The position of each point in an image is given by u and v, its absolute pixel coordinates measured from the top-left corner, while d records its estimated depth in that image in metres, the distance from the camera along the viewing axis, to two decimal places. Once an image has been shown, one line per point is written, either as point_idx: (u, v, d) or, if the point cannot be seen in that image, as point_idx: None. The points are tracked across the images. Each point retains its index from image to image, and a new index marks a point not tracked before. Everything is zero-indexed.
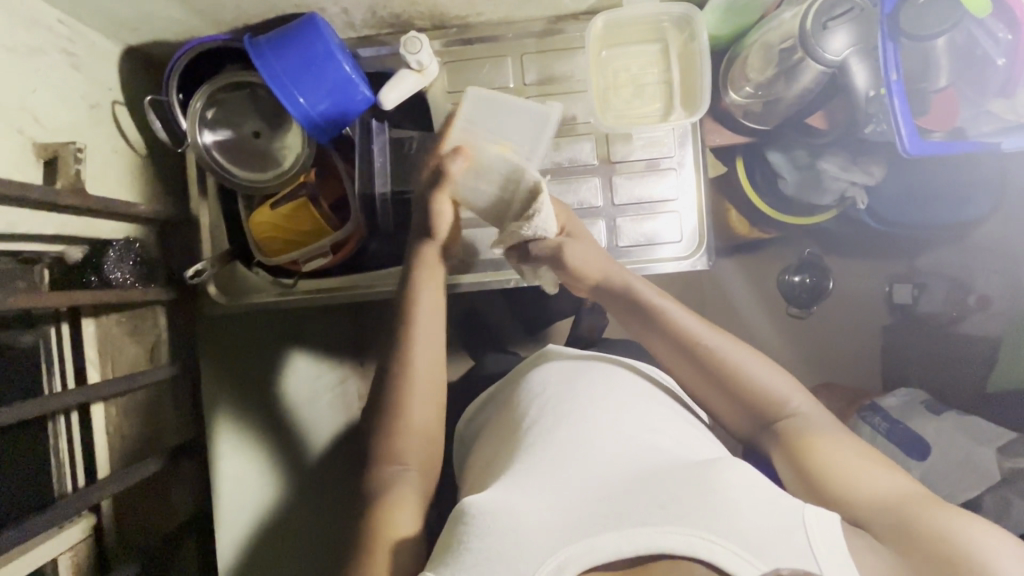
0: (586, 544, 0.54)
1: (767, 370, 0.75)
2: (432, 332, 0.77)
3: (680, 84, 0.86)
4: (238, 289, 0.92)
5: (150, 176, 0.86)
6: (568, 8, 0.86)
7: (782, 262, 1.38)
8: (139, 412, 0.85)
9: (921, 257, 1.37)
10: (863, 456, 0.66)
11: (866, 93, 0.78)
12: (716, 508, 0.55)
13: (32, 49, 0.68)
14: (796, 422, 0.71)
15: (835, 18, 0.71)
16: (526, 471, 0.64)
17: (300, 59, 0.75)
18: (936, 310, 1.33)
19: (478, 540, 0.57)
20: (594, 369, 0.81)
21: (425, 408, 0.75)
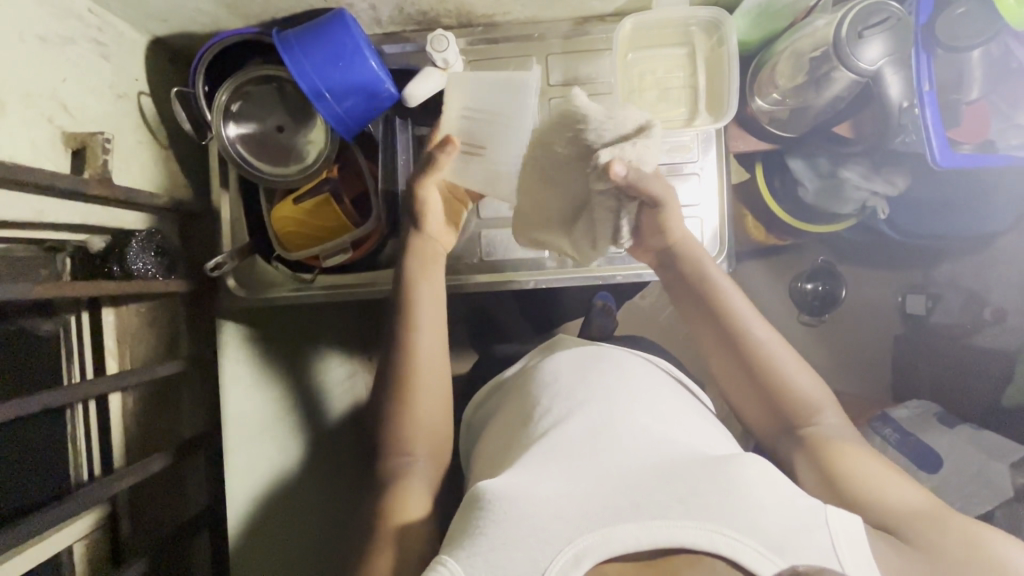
0: (605, 534, 0.54)
1: (801, 371, 0.75)
2: (434, 323, 0.78)
3: (706, 89, 0.86)
4: (256, 282, 0.92)
5: (173, 167, 0.86)
6: (596, 9, 0.86)
7: (795, 269, 1.38)
8: (154, 401, 0.86)
9: (938, 267, 1.36)
10: (887, 469, 0.67)
11: (899, 104, 0.77)
12: (736, 503, 0.55)
13: (63, 38, 0.68)
14: (821, 426, 0.72)
15: (870, 27, 0.71)
16: (543, 456, 0.64)
17: (328, 55, 0.75)
18: (950, 321, 1.32)
19: (495, 526, 0.56)
20: (601, 358, 0.81)
21: (429, 392, 0.76)
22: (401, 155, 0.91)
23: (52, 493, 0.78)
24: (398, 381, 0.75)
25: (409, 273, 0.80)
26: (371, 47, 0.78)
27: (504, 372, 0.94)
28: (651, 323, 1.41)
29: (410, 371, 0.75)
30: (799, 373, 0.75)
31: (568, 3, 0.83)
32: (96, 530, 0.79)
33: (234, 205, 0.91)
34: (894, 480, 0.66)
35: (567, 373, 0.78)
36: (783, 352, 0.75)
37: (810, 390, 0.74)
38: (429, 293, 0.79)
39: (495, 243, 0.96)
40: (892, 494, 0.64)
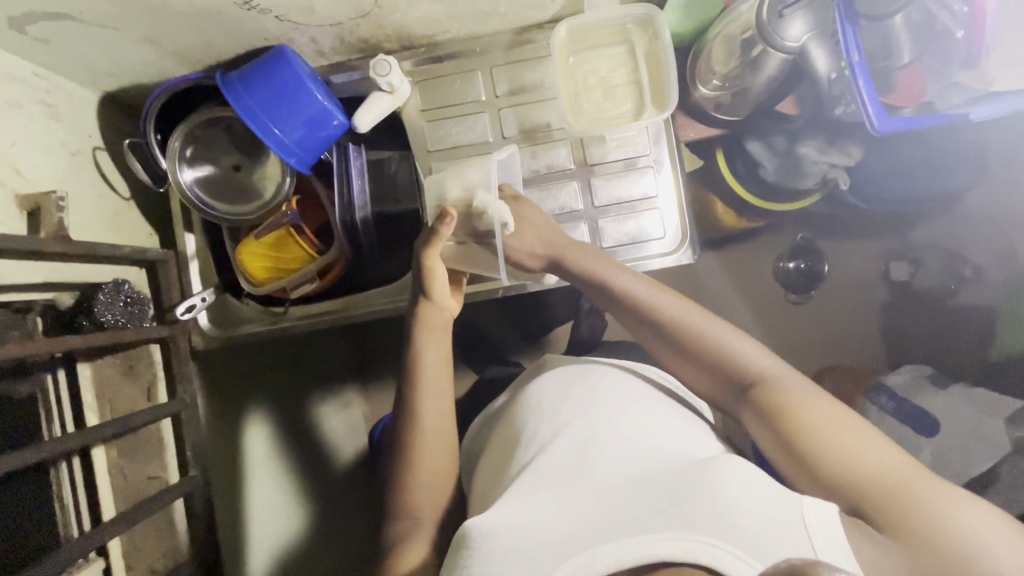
0: (586, 555, 0.53)
1: (741, 344, 0.73)
2: (440, 380, 0.78)
3: (648, 82, 0.87)
4: (230, 321, 0.93)
5: (135, 217, 0.87)
6: (533, 18, 0.88)
7: (775, 249, 1.39)
8: (138, 452, 0.86)
9: (915, 231, 1.35)
10: (845, 424, 0.64)
11: (827, 76, 0.78)
12: (713, 507, 0.54)
13: (10, 104, 0.70)
14: (766, 387, 0.69)
15: (790, 6, 0.71)
16: (528, 487, 0.64)
17: (272, 91, 0.77)
18: (933, 283, 1.33)
19: (483, 565, 0.57)
20: (588, 371, 0.81)
21: (437, 450, 0.75)
22: (355, 177, 0.89)
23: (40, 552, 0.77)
24: (402, 430, 0.76)
25: (419, 346, 0.78)
26: (317, 79, 0.80)
27: (493, 404, 0.92)
28: None
29: (416, 429, 0.75)
30: (747, 346, 0.73)
31: (504, 15, 0.85)
32: None
33: (200, 248, 0.92)
34: (865, 442, 0.62)
35: (551, 394, 0.78)
36: (718, 330, 0.74)
37: (752, 356, 0.72)
38: (434, 353, 0.78)
39: None
40: (851, 457, 0.60)
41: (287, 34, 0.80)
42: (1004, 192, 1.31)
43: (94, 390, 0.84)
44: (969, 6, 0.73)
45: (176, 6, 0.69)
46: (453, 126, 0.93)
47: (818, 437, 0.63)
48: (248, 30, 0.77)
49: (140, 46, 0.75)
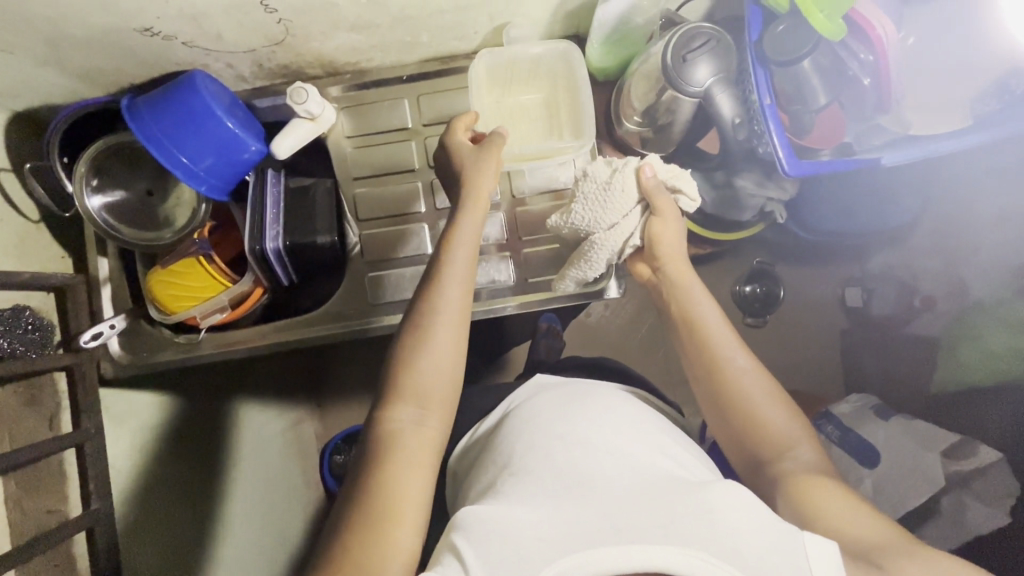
0: (590, 554, 0.54)
1: (778, 409, 0.72)
2: (461, 316, 0.69)
3: (569, 111, 0.84)
4: (143, 348, 0.90)
5: (43, 241, 0.85)
6: (458, 48, 0.87)
7: (732, 274, 1.38)
8: (38, 484, 0.81)
9: (873, 259, 1.36)
10: (855, 505, 0.64)
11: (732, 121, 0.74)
12: (708, 527, 0.55)
13: None
14: (794, 463, 0.69)
15: (694, 50, 0.67)
16: (526, 488, 0.63)
17: (176, 118, 0.74)
18: (888, 312, 1.33)
19: (475, 551, 0.56)
20: (592, 389, 0.79)
21: (444, 367, 0.67)
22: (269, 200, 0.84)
23: None
24: (407, 341, 0.67)
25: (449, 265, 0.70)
26: (234, 109, 0.79)
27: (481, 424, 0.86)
28: (596, 339, 1.41)
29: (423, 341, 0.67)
30: (780, 412, 0.72)
31: (427, 44, 0.85)
32: None
33: (114, 271, 0.89)
34: (867, 518, 0.62)
35: (547, 409, 0.74)
36: (761, 391, 0.73)
37: (788, 428, 0.71)
38: (461, 265, 0.70)
39: (389, 284, 0.90)
40: (855, 526, 0.61)
41: (200, 60, 0.79)
42: (952, 224, 1.31)
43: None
44: (875, 54, 0.72)
45: (73, 30, 0.67)
46: (380, 153, 0.91)
47: (817, 499, 0.64)
48: (156, 55, 0.76)
49: (41, 69, 0.74)
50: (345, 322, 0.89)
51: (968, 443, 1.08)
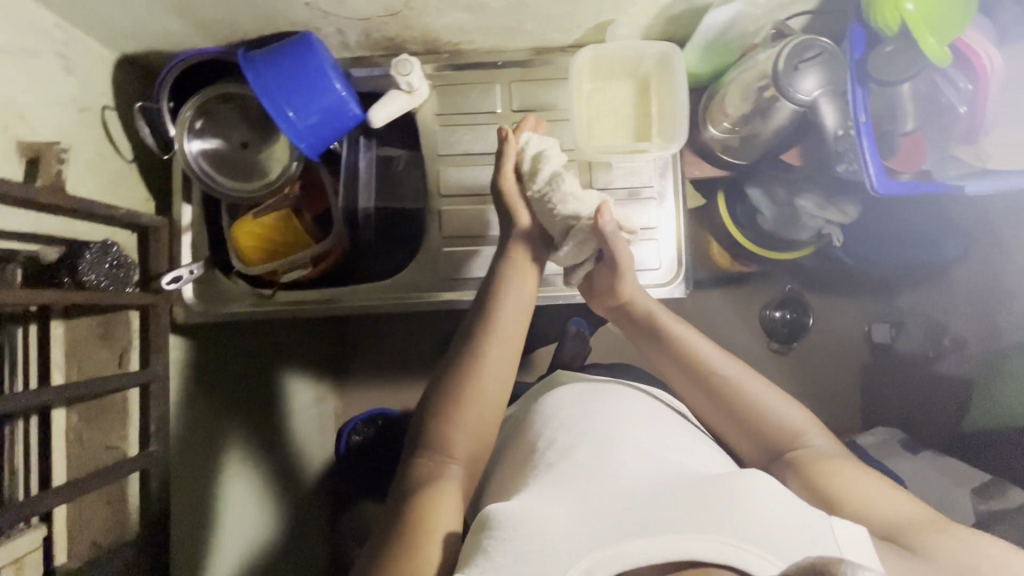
0: (613, 549, 0.52)
1: (784, 404, 0.76)
2: (510, 339, 0.75)
3: (657, 116, 0.89)
4: (215, 296, 0.91)
5: (133, 181, 0.86)
6: (556, 40, 0.90)
7: (763, 297, 1.40)
8: (97, 419, 0.84)
9: (900, 296, 1.39)
10: (872, 481, 0.67)
11: (835, 131, 0.77)
12: (732, 507, 0.55)
13: (26, 52, 0.70)
14: (806, 451, 0.72)
15: (806, 61, 0.69)
16: (550, 484, 0.64)
17: (291, 75, 0.77)
18: (914, 350, 1.36)
19: (505, 547, 0.55)
20: (608, 389, 0.82)
21: (484, 409, 0.73)
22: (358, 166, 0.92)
23: None
24: (457, 378, 0.73)
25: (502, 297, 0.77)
26: (338, 69, 0.81)
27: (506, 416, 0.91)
28: (621, 345, 1.42)
29: (471, 382, 0.72)
30: (785, 407, 0.76)
31: (529, 33, 0.87)
32: (28, 557, 0.75)
33: (195, 220, 0.90)
34: (886, 495, 0.65)
35: (569, 405, 0.78)
36: (762, 390, 0.76)
37: (793, 419, 0.74)
38: (514, 313, 0.76)
39: (461, 262, 0.92)
40: (877, 505, 0.64)
41: (314, 22, 0.81)
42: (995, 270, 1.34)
43: (66, 349, 0.81)
44: (974, 84, 0.75)
45: None
46: (467, 133, 0.93)
47: (842, 486, 0.66)
48: (275, 12, 0.78)
49: (165, 13, 0.76)
50: (416, 294, 0.91)
51: (999, 483, 1.09)
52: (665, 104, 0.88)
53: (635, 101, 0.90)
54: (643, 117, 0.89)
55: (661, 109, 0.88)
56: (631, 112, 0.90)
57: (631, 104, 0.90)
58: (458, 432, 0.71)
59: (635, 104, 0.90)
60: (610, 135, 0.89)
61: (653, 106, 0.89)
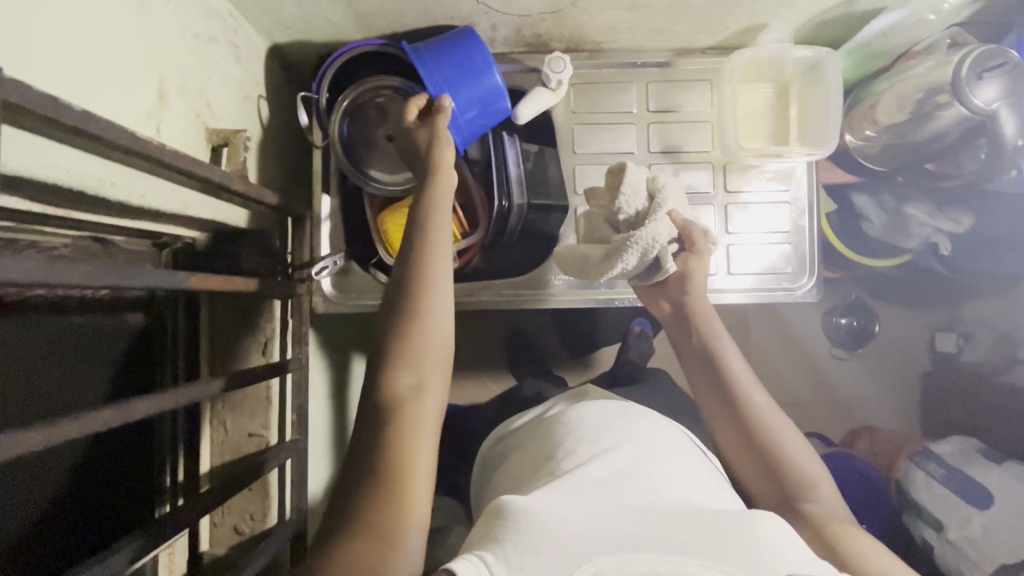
0: (623, 559, 0.50)
1: (808, 454, 0.75)
2: (446, 287, 0.67)
3: (798, 120, 0.89)
4: (350, 289, 0.92)
5: (276, 168, 0.86)
6: (698, 42, 0.91)
7: (828, 303, 1.37)
8: (235, 409, 0.83)
9: (964, 306, 1.34)
10: (881, 549, 0.65)
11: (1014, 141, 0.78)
12: (760, 555, 0.52)
13: (210, 38, 0.70)
14: (817, 506, 0.70)
15: (989, 70, 0.71)
16: (565, 486, 0.61)
17: (458, 69, 0.77)
18: (981, 360, 1.29)
19: (516, 538, 0.52)
20: (628, 411, 0.78)
21: (440, 352, 0.65)
22: (512, 162, 0.90)
23: (134, 522, 0.71)
24: (399, 328, 0.64)
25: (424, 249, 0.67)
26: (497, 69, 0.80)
27: (517, 418, 0.90)
28: None
29: (414, 329, 0.63)
30: (806, 456, 0.74)
31: (676, 33, 0.88)
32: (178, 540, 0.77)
33: (333, 210, 0.91)
34: (897, 567, 0.63)
35: (593, 420, 0.74)
36: (791, 435, 0.76)
37: (812, 470, 0.73)
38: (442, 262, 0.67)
39: None
40: (890, 571, 0.61)
41: (474, 17, 0.81)
42: None
43: (209, 335, 0.82)
44: None
45: None
46: (601, 132, 0.94)
47: (851, 542, 0.65)
48: (442, 6, 0.78)
49: (335, 5, 0.77)
50: (547, 292, 0.94)
51: None
52: (812, 102, 0.87)
53: (776, 100, 0.90)
54: (784, 117, 0.89)
55: (803, 110, 0.89)
56: (771, 112, 0.90)
57: (772, 103, 0.90)
58: (423, 380, 0.62)
59: (775, 104, 0.90)
60: (752, 133, 0.90)
61: (794, 106, 0.89)
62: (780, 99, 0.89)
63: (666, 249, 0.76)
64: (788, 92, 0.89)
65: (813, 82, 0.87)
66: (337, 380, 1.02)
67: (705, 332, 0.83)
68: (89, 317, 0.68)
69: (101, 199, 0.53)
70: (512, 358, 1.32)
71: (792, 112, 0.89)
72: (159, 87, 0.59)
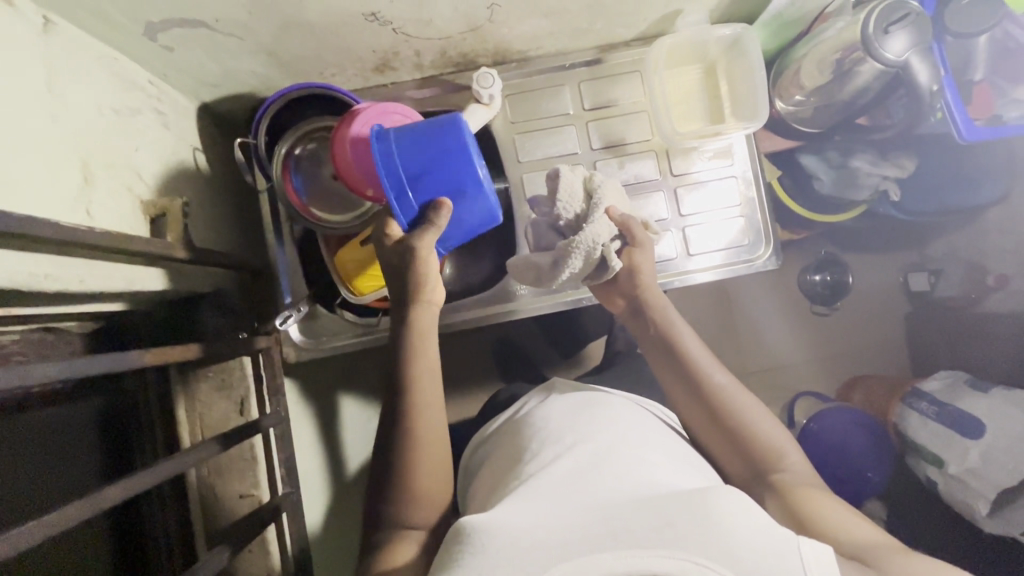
0: (579, 562, 0.50)
1: (771, 423, 0.75)
2: (433, 387, 0.74)
3: (729, 97, 0.91)
4: (320, 331, 0.91)
5: (224, 225, 0.86)
6: (620, 36, 0.92)
7: (801, 262, 1.38)
8: (222, 473, 0.82)
9: (932, 244, 1.37)
10: (847, 511, 0.65)
11: (929, 88, 0.78)
12: (713, 535, 0.51)
13: (131, 110, 0.69)
14: (786, 476, 0.70)
15: (894, 23, 0.73)
16: (528, 490, 0.61)
17: (424, 161, 0.68)
18: (955, 294, 1.34)
19: (473, 558, 0.53)
20: (600, 402, 0.79)
21: (436, 490, 0.70)
22: None
23: None
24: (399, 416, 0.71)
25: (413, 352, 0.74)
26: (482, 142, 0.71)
27: (493, 421, 0.90)
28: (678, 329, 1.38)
29: (410, 464, 0.69)
30: (770, 427, 0.75)
31: (596, 32, 0.89)
32: None
33: (290, 256, 0.91)
34: (866, 527, 0.63)
35: (559, 417, 0.75)
36: (756, 410, 0.76)
37: (777, 439, 0.74)
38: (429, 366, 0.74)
39: None
40: (862, 531, 0.61)
41: (395, 47, 0.82)
42: None
43: (187, 404, 0.81)
44: None
45: (310, 18, 0.70)
46: (543, 137, 0.94)
47: (818, 509, 0.65)
48: (361, 41, 0.79)
49: (254, 57, 0.77)
50: (515, 303, 0.95)
51: None
52: (739, 76, 0.89)
53: (705, 81, 0.91)
54: (716, 95, 0.91)
55: (733, 85, 0.90)
56: (702, 93, 0.92)
57: (702, 84, 0.91)
58: (416, 461, 0.69)
59: (705, 84, 0.92)
60: (688, 117, 0.91)
61: (724, 83, 0.91)
62: (708, 79, 0.91)
63: (609, 249, 0.79)
64: (715, 70, 0.91)
65: (737, 56, 0.88)
66: (326, 423, 1.00)
67: (658, 319, 0.82)
68: (58, 409, 0.68)
69: (36, 293, 0.53)
70: (501, 371, 1.32)
71: (723, 90, 0.91)
72: (83, 168, 0.59)
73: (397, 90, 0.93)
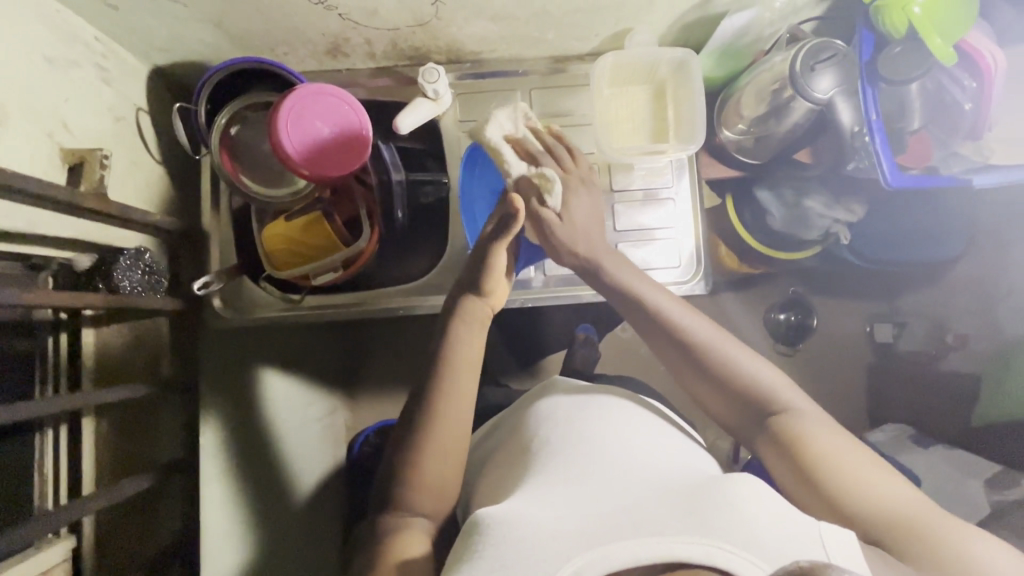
0: (600, 551, 0.51)
1: (760, 363, 0.74)
2: (467, 384, 0.72)
3: (673, 119, 0.91)
4: (242, 302, 0.93)
5: (161, 187, 0.88)
6: (574, 49, 0.94)
7: (768, 299, 1.32)
8: (120, 428, 0.82)
9: (903, 297, 1.31)
10: (859, 454, 0.68)
11: (852, 130, 0.85)
12: (733, 520, 0.52)
13: (69, 61, 0.71)
14: (789, 416, 0.71)
15: (821, 62, 0.75)
16: (549, 480, 0.62)
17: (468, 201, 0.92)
18: (916, 349, 1.29)
19: (494, 548, 0.54)
20: (599, 397, 0.78)
21: (447, 484, 0.70)
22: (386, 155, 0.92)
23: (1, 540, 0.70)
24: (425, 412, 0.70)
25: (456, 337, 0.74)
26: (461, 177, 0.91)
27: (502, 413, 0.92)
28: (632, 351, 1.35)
29: (425, 454, 0.69)
30: (766, 369, 0.74)
31: (547, 41, 0.91)
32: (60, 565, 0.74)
33: (225, 226, 0.92)
34: (888, 482, 0.66)
35: (565, 409, 0.75)
36: (745, 354, 0.75)
37: (772, 377, 0.73)
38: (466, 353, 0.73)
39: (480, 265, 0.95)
40: (892, 498, 0.64)
41: (345, 33, 0.84)
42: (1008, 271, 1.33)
43: (95, 356, 0.79)
44: (978, 82, 0.80)
45: None
46: None
47: (846, 477, 0.65)
48: (309, 24, 0.81)
49: (202, 26, 0.79)
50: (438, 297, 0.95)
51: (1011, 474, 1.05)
52: (682, 99, 0.89)
53: (650, 102, 0.92)
54: (659, 116, 0.92)
55: (676, 108, 0.91)
56: (646, 113, 0.92)
57: (647, 104, 0.92)
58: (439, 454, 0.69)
59: (650, 105, 0.92)
60: (630, 135, 0.92)
61: (670, 105, 0.91)
62: (653, 100, 0.92)
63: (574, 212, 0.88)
64: (662, 92, 0.92)
65: (681, 79, 0.89)
66: None
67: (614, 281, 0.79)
68: None
69: None
70: None
71: (668, 112, 0.91)
72: None
73: (351, 76, 0.95)
